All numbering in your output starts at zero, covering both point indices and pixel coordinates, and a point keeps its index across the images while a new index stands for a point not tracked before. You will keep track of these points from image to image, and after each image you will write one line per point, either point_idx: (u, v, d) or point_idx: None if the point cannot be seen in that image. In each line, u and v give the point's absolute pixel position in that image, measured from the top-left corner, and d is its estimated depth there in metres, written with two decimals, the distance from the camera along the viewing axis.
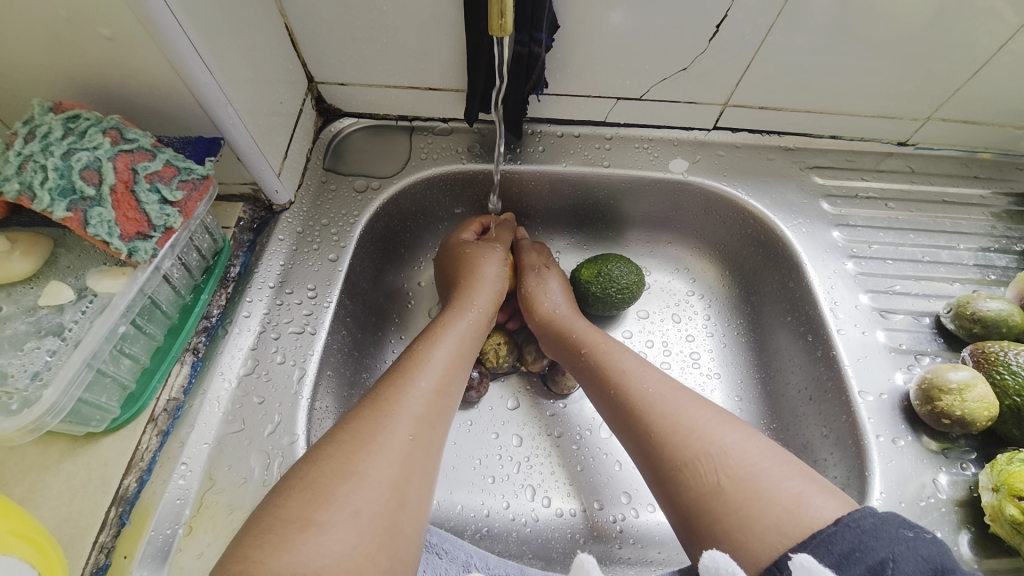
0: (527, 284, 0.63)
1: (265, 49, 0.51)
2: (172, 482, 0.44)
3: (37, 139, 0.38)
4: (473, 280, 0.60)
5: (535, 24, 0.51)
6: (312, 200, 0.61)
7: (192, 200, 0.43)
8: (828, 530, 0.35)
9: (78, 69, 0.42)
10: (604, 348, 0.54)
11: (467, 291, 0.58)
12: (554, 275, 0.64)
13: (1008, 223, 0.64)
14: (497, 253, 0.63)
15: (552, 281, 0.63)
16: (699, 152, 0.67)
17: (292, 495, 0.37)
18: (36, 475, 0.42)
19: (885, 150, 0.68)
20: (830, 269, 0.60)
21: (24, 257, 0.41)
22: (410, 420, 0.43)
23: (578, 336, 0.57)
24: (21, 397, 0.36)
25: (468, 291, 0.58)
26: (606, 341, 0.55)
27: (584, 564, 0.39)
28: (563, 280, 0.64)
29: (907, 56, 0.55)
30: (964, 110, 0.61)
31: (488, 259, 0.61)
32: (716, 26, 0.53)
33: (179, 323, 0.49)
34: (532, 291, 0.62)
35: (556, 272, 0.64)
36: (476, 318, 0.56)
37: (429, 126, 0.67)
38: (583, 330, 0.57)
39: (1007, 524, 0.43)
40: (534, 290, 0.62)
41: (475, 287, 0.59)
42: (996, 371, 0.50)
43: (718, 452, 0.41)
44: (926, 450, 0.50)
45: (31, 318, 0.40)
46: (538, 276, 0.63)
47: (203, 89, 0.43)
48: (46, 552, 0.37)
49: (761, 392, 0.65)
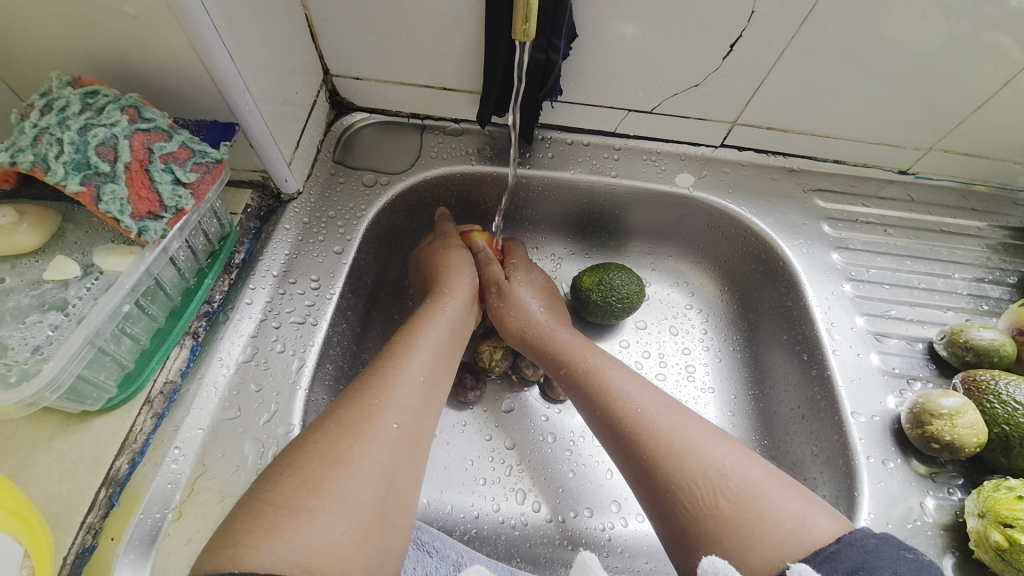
0: (492, 305, 0.63)
1: (284, 38, 0.51)
2: (164, 466, 0.44)
3: (54, 112, 0.38)
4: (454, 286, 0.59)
5: (555, 29, 0.51)
6: (320, 191, 0.61)
7: (204, 183, 0.43)
8: (830, 548, 0.35)
9: (98, 45, 0.42)
10: (586, 364, 0.54)
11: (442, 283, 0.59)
12: (517, 283, 0.63)
13: (1003, 255, 0.65)
14: (468, 267, 0.62)
15: (520, 288, 0.62)
16: (706, 168, 0.68)
17: (281, 480, 0.37)
18: (27, 451, 0.42)
19: (886, 177, 0.69)
20: (828, 290, 0.61)
21: (31, 229, 0.41)
22: (398, 411, 0.43)
23: (557, 351, 0.57)
24: (20, 370, 0.36)
25: (444, 281, 0.59)
26: (587, 357, 0.55)
27: (586, 562, 0.41)
28: (531, 283, 0.64)
29: (913, 86, 0.56)
30: (965, 143, 0.63)
31: (463, 273, 0.61)
32: (731, 45, 0.54)
33: (181, 306, 0.49)
34: (500, 308, 0.62)
35: (520, 279, 0.63)
36: (458, 309, 0.57)
37: (441, 126, 0.67)
38: (564, 342, 0.57)
39: (991, 550, 0.44)
40: (501, 308, 0.62)
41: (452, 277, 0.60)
42: (986, 400, 0.50)
43: (718, 475, 0.41)
44: (915, 473, 0.51)
45: (35, 292, 0.40)
46: (500, 292, 0.62)
47: (223, 74, 0.43)
48: (33, 528, 0.36)
49: (755, 407, 0.66)
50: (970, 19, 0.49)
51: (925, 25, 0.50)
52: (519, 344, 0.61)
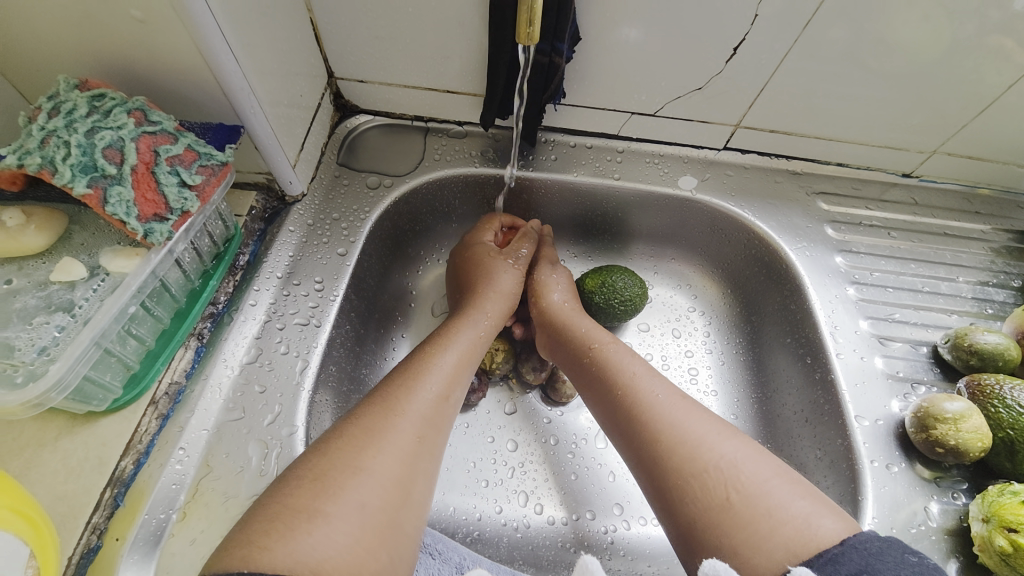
0: (537, 276, 0.64)
1: (288, 41, 0.51)
2: (169, 466, 0.44)
3: (62, 114, 0.38)
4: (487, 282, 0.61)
5: (558, 34, 0.52)
6: (324, 194, 0.62)
7: (209, 186, 0.43)
8: (834, 551, 0.35)
9: (105, 48, 0.42)
10: (610, 349, 0.55)
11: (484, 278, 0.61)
12: (564, 273, 0.66)
13: (1007, 258, 0.65)
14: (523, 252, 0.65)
15: (565, 276, 0.65)
16: (709, 171, 0.68)
17: (300, 485, 0.37)
18: (33, 451, 0.42)
19: (889, 180, 0.69)
20: (831, 293, 0.61)
21: (39, 231, 0.41)
22: (417, 421, 0.43)
23: (580, 334, 0.58)
24: (27, 371, 0.36)
25: (481, 297, 0.59)
26: (611, 345, 0.56)
27: (588, 565, 0.40)
28: (569, 279, 0.65)
29: (917, 90, 0.56)
30: (969, 146, 0.63)
31: (507, 258, 0.63)
32: (734, 48, 0.54)
33: (185, 307, 0.49)
34: (540, 283, 0.64)
35: (567, 271, 0.66)
36: (484, 322, 0.57)
37: (444, 128, 0.67)
38: (588, 327, 0.58)
39: (996, 555, 0.44)
40: (543, 282, 0.63)
41: (484, 297, 0.59)
42: (990, 404, 0.50)
43: (729, 467, 0.42)
44: (919, 477, 0.51)
45: (41, 293, 0.40)
46: (551, 270, 0.65)
47: (229, 77, 0.44)
48: (39, 528, 0.36)
49: (758, 411, 0.66)
50: (973, 22, 0.49)
51: (929, 28, 0.50)
52: (541, 325, 0.61)
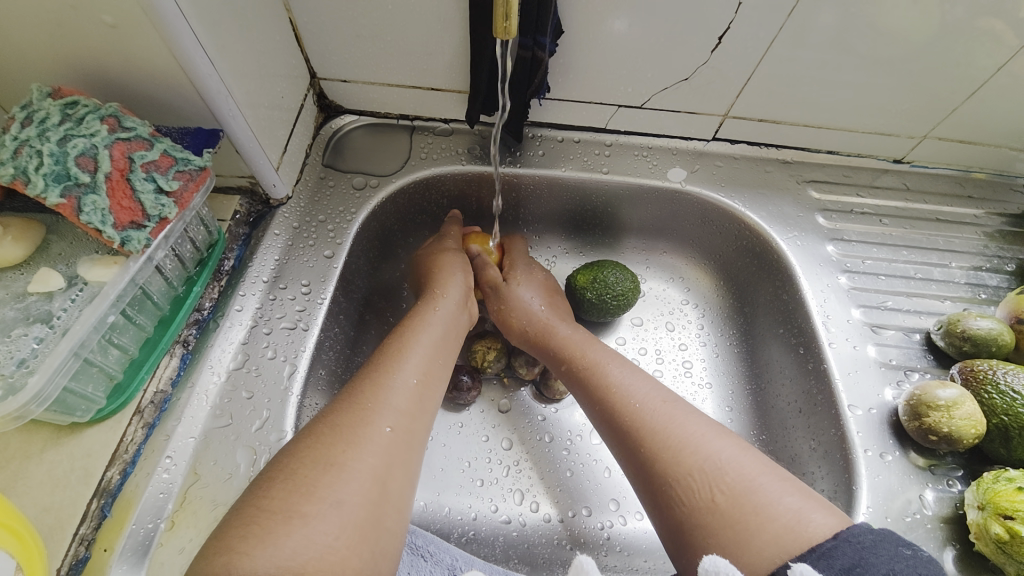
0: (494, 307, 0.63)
1: (267, 42, 0.51)
2: (155, 475, 0.43)
3: (34, 123, 0.38)
4: (445, 274, 0.60)
5: (539, 29, 0.51)
6: (310, 196, 0.61)
7: (188, 191, 0.43)
8: (827, 544, 0.35)
9: (79, 55, 0.42)
10: (586, 359, 0.54)
11: (434, 284, 0.59)
12: (519, 282, 0.62)
13: (1001, 242, 0.65)
14: (461, 263, 0.62)
15: (520, 288, 0.62)
16: (698, 162, 0.67)
17: (274, 486, 0.37)
18: (19, 464, 0.42)
19: (881, 167, 0.68)
20: (823, 282, 0.61)
21: (16, 242, 0.41)
22: (392, 414, 0.43)
23: (560, 347, 0.57)
24: (6, 384, 0.36)
25: (438, 284, 0.59)
26: (587, 352, 0.55)
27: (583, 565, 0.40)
28: (533, 282, 0.63)
29: (905, 75, 0.56)
30: (960, 130, 0.62)
31: (454, 266, 0.61)
32: (719, 38, 0.53)
33: (170, 314, 0.49)
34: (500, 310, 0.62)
35: (519, 279, 0.63)
36: (451, 310, 0.57)
37: (430, 126, 0.67)
38: (566, 337, 0.57)
39: (992, 542, 0.44)
40: (501, 310, 0.62)
41: (445, 278, 0.59)
42: (984, 390, 0.50)
43: (714, 469, 0.41)
44: (913, 465, 0.51)
45: (20, 304, 0.40)
46: (499, 295, 0.62)
47: (205, 81, 0.43)
48: (25, 541, 0.36)
49: (753, 403, 0.66)
50: (960, 5, 0.48)
51: (916, 11, 0.49)
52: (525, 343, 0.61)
